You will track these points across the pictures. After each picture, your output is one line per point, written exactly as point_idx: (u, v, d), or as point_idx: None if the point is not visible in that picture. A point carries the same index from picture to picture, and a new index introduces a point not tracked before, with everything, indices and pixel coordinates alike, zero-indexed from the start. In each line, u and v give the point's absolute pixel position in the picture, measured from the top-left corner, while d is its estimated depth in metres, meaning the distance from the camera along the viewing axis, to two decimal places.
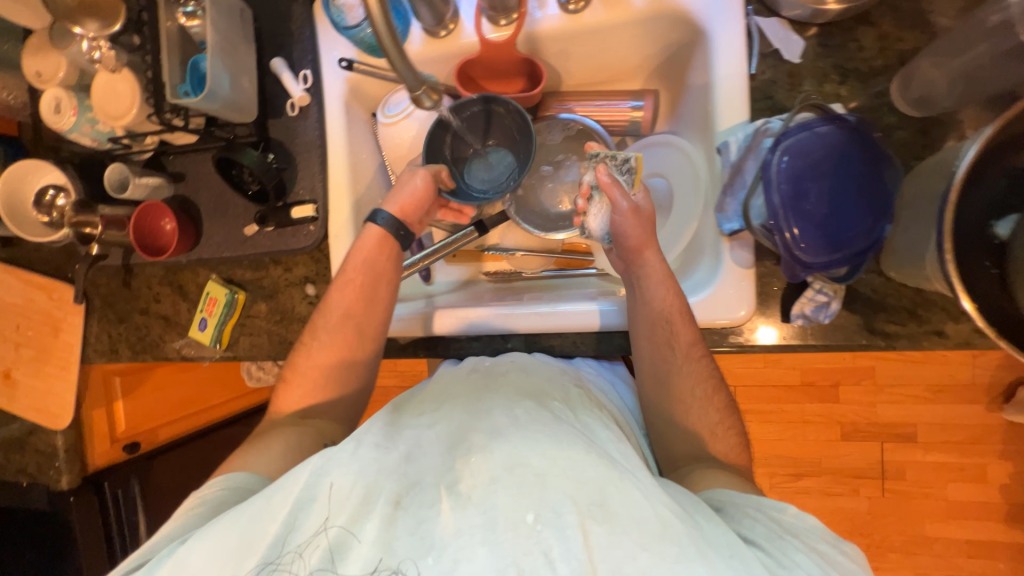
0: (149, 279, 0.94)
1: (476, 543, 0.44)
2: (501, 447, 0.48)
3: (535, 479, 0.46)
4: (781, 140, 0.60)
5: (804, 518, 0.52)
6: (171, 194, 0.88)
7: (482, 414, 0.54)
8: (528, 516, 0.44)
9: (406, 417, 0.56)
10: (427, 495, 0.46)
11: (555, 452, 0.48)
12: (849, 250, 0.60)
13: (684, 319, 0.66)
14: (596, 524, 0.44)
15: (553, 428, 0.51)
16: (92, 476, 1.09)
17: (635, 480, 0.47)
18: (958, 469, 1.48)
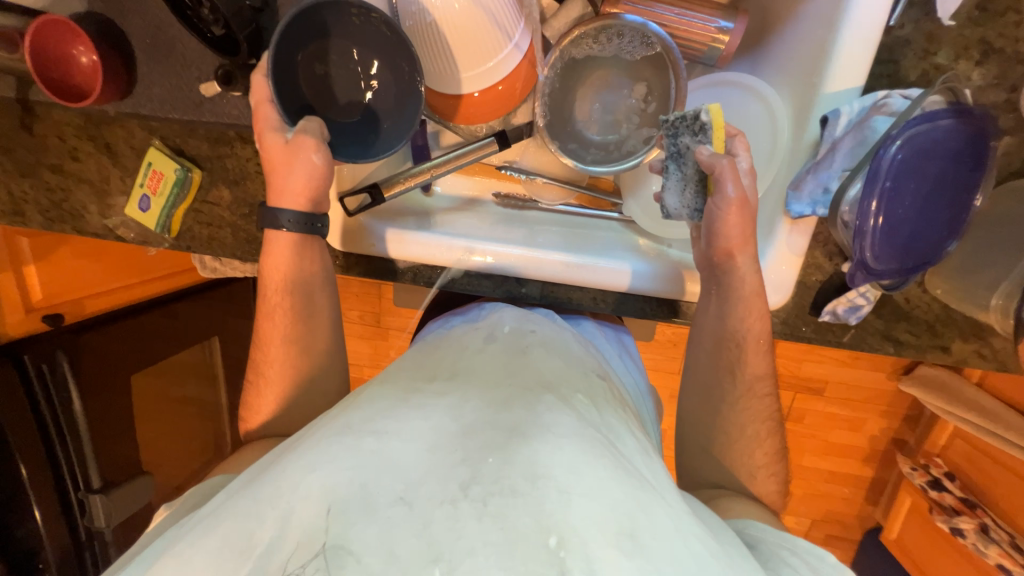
0: (61, 127, 0.71)
1: (489, 568, 0.35)
2: (520, 450, 0.40)
3: (560, 497, 0.38)
4: (905, 127, 0.51)
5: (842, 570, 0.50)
6: (83, 8, 0.64)
7: (503, 407, 0.46)
8: (549, 539, 0.36)
9: (417, 398, 0.47)
10: (433, 495, 0.38)
11: (583, 465, 0.40)
12: (911, 262, 0.56)
13: (757, 348, 0.63)
14: (627, 558, 0.36)
15: (582, 433, 0.44)
16: (8, 350, 0.95)
17: (664, 502, 0.42)
18: (845, 420, 1.74)
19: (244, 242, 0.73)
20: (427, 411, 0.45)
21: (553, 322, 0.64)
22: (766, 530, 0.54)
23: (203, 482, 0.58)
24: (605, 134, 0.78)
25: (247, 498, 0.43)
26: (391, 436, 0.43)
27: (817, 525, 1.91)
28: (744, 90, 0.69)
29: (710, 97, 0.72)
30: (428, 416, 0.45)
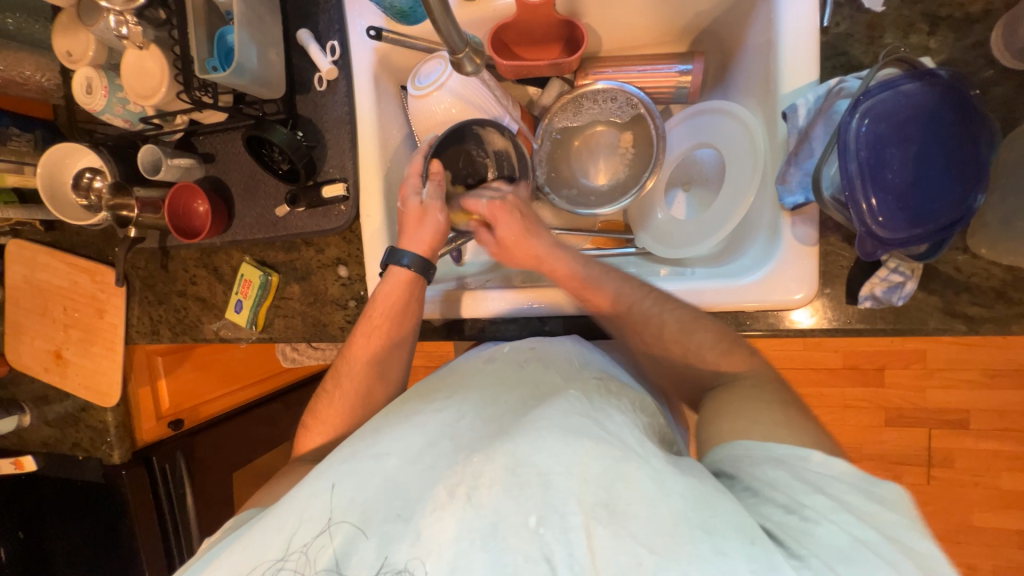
0: (185, 260, 0.95)
1: (476, 549, 0.43)
2: (504, 449, 0.48)
3: (539, 480, 0.46)
4: (861, 100, 0.54)
5: (832, 464, 0.45)
6: (202, 175, 0.88)
7: (494, 419, 0.54)
8: (530, 519, 0.44)
9: (418, 413, 0.56)
10: (427, 505, 0.47)
11: (559, 449, 0.47)
12: (931, 225, 0.53)
13: (701, 337, 0.61)
14: (601, 524, 0.43)
15: (561, 423, 0.49)
16: (139, 452, 1.14)
17: (645, 468, 0.45)
18: (1011, 458, 1.39)
19: (312, 325, 0.88)
20: (425, 426, 0.53)
21: (572, 338, 0.68)
22: (746, 446, 0.48)
23: (237, 515, 0.62)
24: (603, 180, 0.89)
25: (263, 523, 0.49)
26: (389, 454, 0.50)
27: None
28: (718, 114, 0.75)
29: (690, 124, 0.81)
30: (425, 431, 0.53)
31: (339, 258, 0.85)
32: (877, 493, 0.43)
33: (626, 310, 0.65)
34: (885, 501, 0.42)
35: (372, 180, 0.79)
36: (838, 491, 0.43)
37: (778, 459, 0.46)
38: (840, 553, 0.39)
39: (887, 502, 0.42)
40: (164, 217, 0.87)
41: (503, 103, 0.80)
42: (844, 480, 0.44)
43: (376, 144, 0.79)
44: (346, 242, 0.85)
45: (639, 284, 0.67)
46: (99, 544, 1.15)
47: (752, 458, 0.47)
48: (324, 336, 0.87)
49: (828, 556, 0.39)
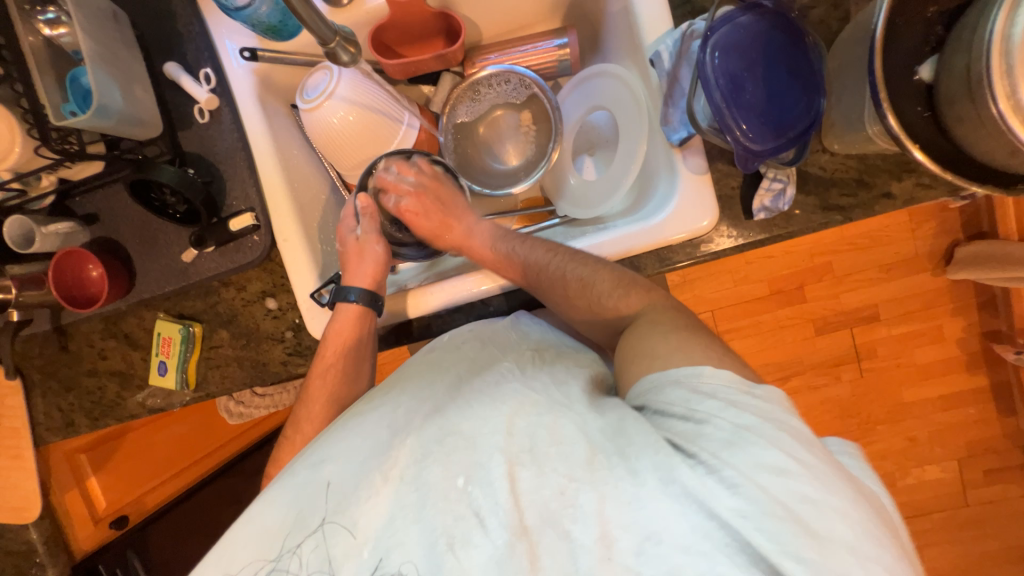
0: (89, 336, 0.86)
1: (409, 523, 0.46)
2: (434, 422, 0.51)
3: (465, 443, 0.48)
4: (710, 37, 0.61)
5: (721, 374, 0.50)
6: (87, 238, 0.80)
7: (430, 401, 0.55)
8: (459, 480, 0.47)
9: (352, 417, 0.56)
10: (361, 493, 0.48)
11: (485, 414, 0.50)
12: (792, 133, 0.61)
13: (601, 285, 0.65)
14: (524, 468, 0.46)
15: (496, 394, 0.52)
16: (81, 564, 1.02)
17: (568, 414, 0.49)
18: (918, 335, 1.59)
19: (251, 368, 0.82)
20: (361, 427, 0.54)
21: (523, 317, 0.70)
22: (654, 376, 0.53)
23: None
24: (515, 159, 0.92)
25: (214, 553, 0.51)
26: (325, 461, 0.52)
27: (964, 466, 1.61)
28: (600, 78, 0.82)
29: (579, 93, 0.86)
30: (361, 428, 0.54)
31: (265, 291, 0.81)
32: (756, 392, 0.49)
33: (539, 273, 0.68)
34: (761, 395, 0.48)
35: (282, 202, 0.76)
36: (728, 395, 0.48)
37: (677, 380, 0.50)
38: (724, 442, 0.44)
39: (764, 398, 0.48)
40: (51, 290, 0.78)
41: (400, 103, 0.81)
42: (732, 385, 0.49)
43: (277, 165, 0.76)
44: (268, 273, 0.81)
45: (581, 261, 0.67)
46: None
47: (659, 386, 0.52)
48: (267, 376, 0.82)
49: (713, 446, 0.44)
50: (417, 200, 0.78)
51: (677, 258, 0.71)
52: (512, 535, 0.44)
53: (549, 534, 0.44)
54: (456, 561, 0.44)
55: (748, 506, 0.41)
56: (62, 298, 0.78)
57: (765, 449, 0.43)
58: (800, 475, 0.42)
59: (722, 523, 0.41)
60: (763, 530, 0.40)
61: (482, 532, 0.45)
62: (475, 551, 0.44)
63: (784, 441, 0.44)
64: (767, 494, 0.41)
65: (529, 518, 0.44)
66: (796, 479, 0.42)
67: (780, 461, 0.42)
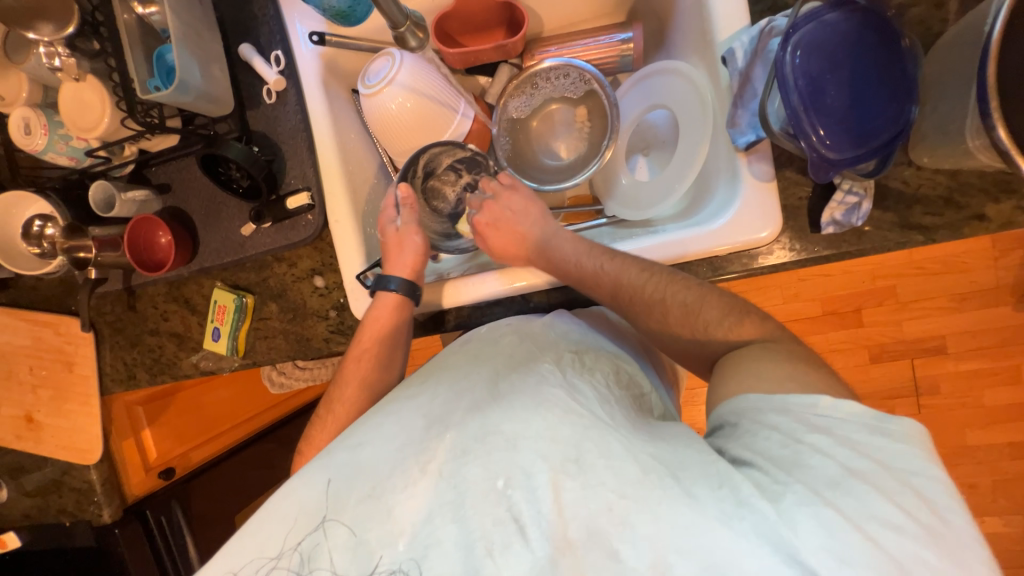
0: (154, 297, 0.92)
1: (447, 520, 0.46)
2: (475, 419, 0.50)
3: (506, 445, 0.48)
4: (791, 35, 0.57)
5: (842, 407, 0.46)
6: (160, 207, 0.86)
7: (468, 395, 0.54)
8: (498, 482, 0.46)
9: (392, 403, 0.57)
10: (400, 481, 0.48)
11: (528, 416, 0.49)
12: (874, 143, 0.56)
13: (709, 313, 0.62)
14: (570, 478, 0.45)
15: (536, 395, 0.51)
16: (131, 507, 1.10)
17: (614, 430, 0.47)
18: (991, 374, 1.45)
19: (295, 342, 0.85)
20: (401, 413, 0.54)
21: (561, 315, 0.68)
22: (758, 397, 0.49)
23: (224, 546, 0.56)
24: (566, 155, 0.90)
25: (254, 521, 0.52)
26: (363, 444, 0.52)
27: None
28: (664, 75, 0.78)
29: (640, 89, 0.83)
30: (401, 416, 0.54)
31: (313, 269, 0.84)
32: (888, 430, 0.44)
33: (629, 298, 0.65)
34: (896, 435, 0.44)
35: (337, 185, 0.79)
36: (845, 430, 0.45)
37: (785, 408, 0.47)
38: (829, 480, 0.42)
39: (898, 436, 0.44)
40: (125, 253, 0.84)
41: (457, 92, 0.81)
42: (856, 420, 0.45)
43: (335, 149, 0.79)
44: (318, 252, 0.84)
45: (638, 268, 0.65)
46: None
47: (759, 409, 0.48)
48: (309, 351, 0.85)
49: (817, 482, 0.41)
50: (489, 211, 0.78)
51: (732, 269, 0.68)
52: (554, 548, 0.44)
53: (594, 552, 0.43)
54: (495, 565, 0.44)
55: (849, 554, 0.38)
56: (135, 261, 0.83)
57: (877, 500, 0.40)
58: (914, 532, 0.39)
59: (804, 568, 0.38)
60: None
61: (523, 540, 0.44)
62: (515, 558, 0.44)
63: (876, 488, 0.41)
64: (880, 547, 0.38)
65: (573, 531, 0.44)
66: (908, 537, 0.39)
67: (893, 515, 0.40)
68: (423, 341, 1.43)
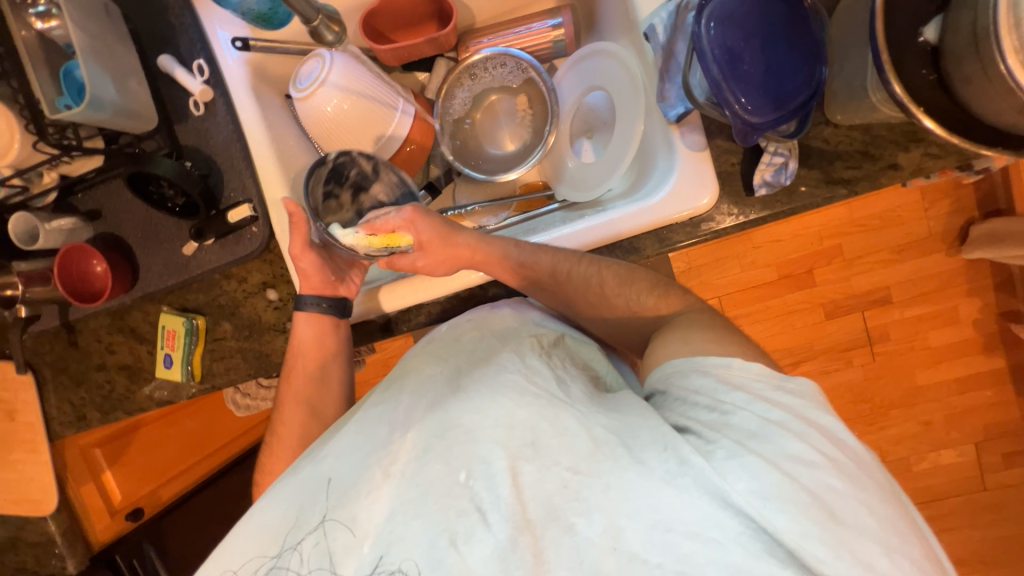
0: (97, 331, 0.87)
1: (410, 518, 0.46)
2: (434, 415, 0.50)
3: (466, 437, 0.47)
4: (704, 7, 0.59)
5: (751, 367, 0.49)
6: (91, 234, 0.81)
7: (431, 394, 0.54)
8: (460, 475, 0.46)
9: (357, 412, 0.57)
10: (364, 487, 0.48)
11: (485, 406, 0.48)
12: (792, 104, 0.59)
13: (638, 288, 0.67)
14: (526, 462, 0.45)
15: (493, 384, 0.50)
16: (98, 556, 1.04)
17: (569, 407, 0.48)
18: (933, 317, 1.55)
19: (254, 359, 0.83)
20: (363, 422, 0.54)
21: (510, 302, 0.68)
22: (679, 362, 0.52)
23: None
24: (514, 144, 0.91)
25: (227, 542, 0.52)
26: (327, 455, 0.52)
27: (981, 450, 1.57)
28: (597, 57, 0.80)
29: (577, 73, 0.85)
30: (363, 426, 0.53)
31: (265, 282, 0.82)
32: (789, 387, 0.48)
33: (567, 278, 0.68)
34: (795, 390, 0.48)
35: (279, 193, 0.77)
36: (758, 389, 0.48)
37: (702, 368, 0.50)
38: (750, 432, 0.44)
39: (798, 391, 0.48)
40: (57, 286, 0.80)
41: (393, 88, 0.80)
42: (762, 378, 0.48)
43: (273, 157, 0.77)
44: (268, 264, 0.81)
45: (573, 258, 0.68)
46: None
47: (682, 372, 0.51)
48: (271, 367, 0.83)
49: (739, 436, 0.44)
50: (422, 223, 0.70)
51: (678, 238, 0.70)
52: (513, 528, 0.44)
53: (552, 528, 0.43)
54: (460, 555, 0.44)
55: (769, 491, 0.40)
56: (69, 294, 0.79)
57: (790, 441, 0.43)
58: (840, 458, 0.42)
59: (734, 509, 0.41)
60: (784, 513, 0.40)
61: (485, 525, 0.44)
62: (478, 545, 0.44)
63: (807, 434, 0.44)
64: (798, 484, 0.41)
65: (532, 510, 0.44)
66: (819, 470, 0.42)
67: (805, 452, 0.43)
68: (395, 345, 1.42)
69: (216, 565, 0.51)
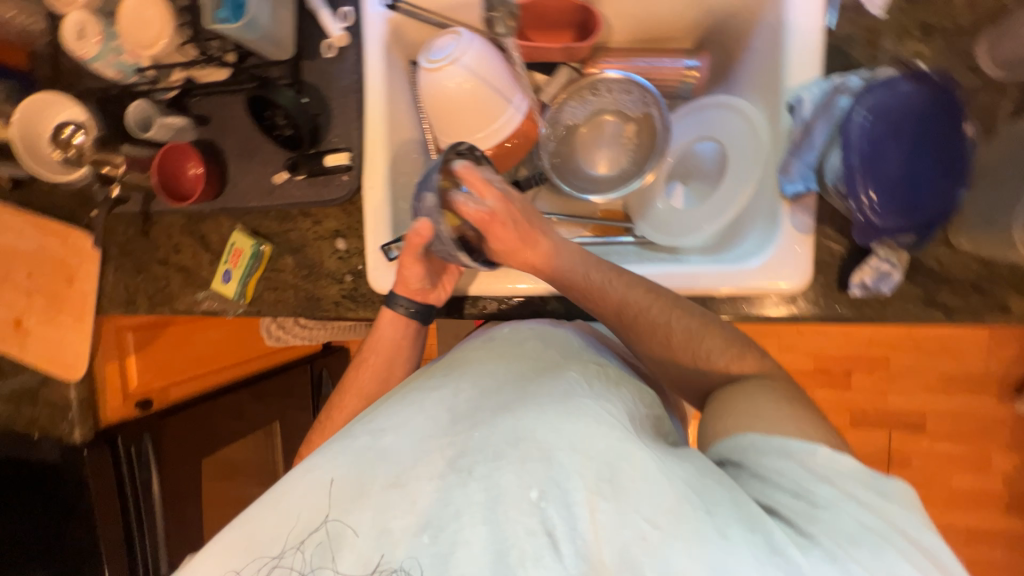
0: (169, 228, 0.90)
1: (477, 523, 0.44)
2: (506, 421, 0.48)
3: (541, 454, 0.46)
4: (863, 98, 0.58)
5: (838, 458, 0.47)
6: (194, 137, 0.84)
7: (492, 394, 0.53)
8: (533, 492, 0.44)
9: (413, 392, 0.56)
10: (425, 473, 0.47)
11: (561, 426, 0.47)
12: (919, 217, 0.57)
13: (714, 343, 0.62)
14: (604, 499, 0.43)
15: (568, 405, 0.50)
16: (102, 432, 1.08)
17: (649, 451, 0.46)
18: (963, 459, 1.48)
19: (304, 299, 0.84)
20: (423, 403, 0.53)
21: (578, 328, 0.68)
22: (755, 437, 0.51)
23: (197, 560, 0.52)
24: (608, 168, 0.90)
25: (247, 516, 0.50)
26: (385, 430, 0.51)
27: None
28: (720, 108, 0.79)
29: (694, 117, 0.84)
30: (423, 408, 0.53)
31: (338, 230, 0.83)
32: (882, 488, 0.46)
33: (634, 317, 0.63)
34: (891, 493, 0.46)
35: (378, 151, 0.78)
36: (845, 483, 0.46)
37: (785, 451, 0.49)
38: (848, 535, 0.43)
39: (892, 495, 0.45)
40: (151, 178, 0.84)
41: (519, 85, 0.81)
42: (850, 473, 0.47)
43: (384, 114, 0.78)
44: (347, 214, 0.82)
45: (643, 286, 0.64)
46: (49, 531, 1.07)
47: (761, 450, 0.50)
48: (317, 311, 0.84)
49: (838, 537, 0.42)
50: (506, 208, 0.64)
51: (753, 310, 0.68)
52: (588, 568, 0.42)
53: None
54: None
55: None
56: (158, 186, 0.82)
57: (898, 560, 0.41)
58: None
59: None
60: None
61: (556, 556, 0.42)
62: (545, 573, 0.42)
63: (922, 561, 0.42)
64: None
65: (606, 554, 0.42)
66: None
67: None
68: None
69: (207, 569, 0.48)
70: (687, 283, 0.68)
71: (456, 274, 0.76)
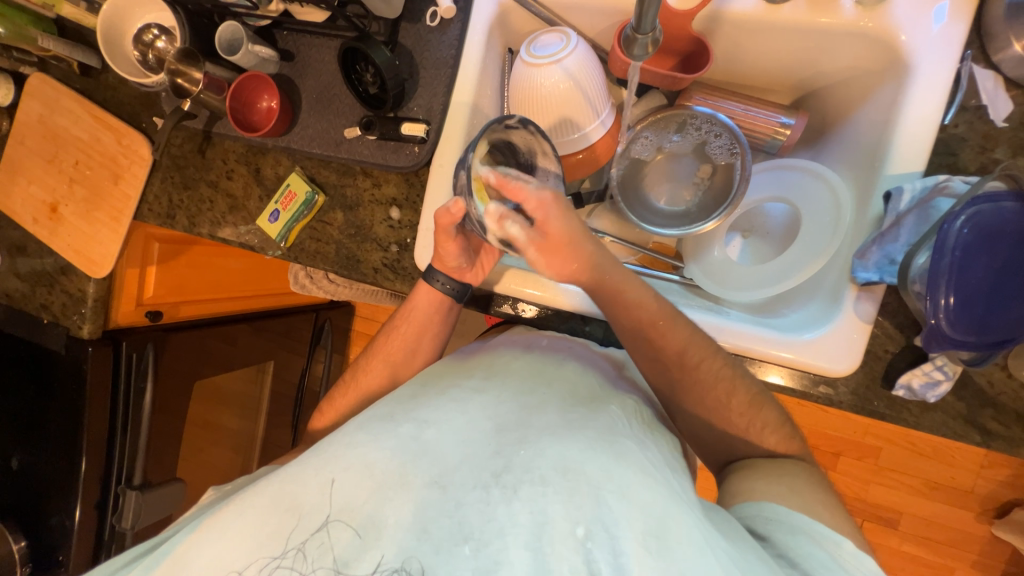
0: (227, 152, 0.89)
1: (521, 546, 0.44)
2: (554, 447, 0.48)
3: (589, 491, 0.45)
4: (969, 205, 0.56)
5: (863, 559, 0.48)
6: (275, 71, 0.84)
7: (533, 410, 0.54)
8: (578, 529, 0.44)
9: (457, 389, 0.57)
10: (470, 480, 0.47)
11: (611, 467, 0.47)
12: (988, 336, 0.56)
13: (749, 408, 0.61)
14: (651, 554, 0.42)
15: (613, 445, 0.50)
16: (109, 333, 1.05)
17: (690, 513, 0.46)
18: (927, 565, 1.48)
19: (344, 258, 0.83)
20: (466, 406, 0.54)
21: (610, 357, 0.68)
22: (783, 511, 0.51)
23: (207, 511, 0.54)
24: (668, 201, 0.90)
25: (260, 490, 0.51)
26: (429, 424, 0.52)
27: None
28: (803, 173, 0.77)
29: (773, 175, 0.81)
30: (466, 410, 0.54)
31: (394, 199, 0.81)
32: None
33: (677, 364, 0.62)
34: None
35: (456, 130, 0.76)
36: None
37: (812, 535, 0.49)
38: None
39: None
40: (223, 101, 0.82)
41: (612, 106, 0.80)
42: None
43: (471, 95, 0.76)
44: (407, 185, 0.81)
45: (695, 335, 0.62)
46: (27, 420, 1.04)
47: (790, 528, 0.50)
48: (354, 273, 0.82)
49: None
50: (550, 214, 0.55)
51: (782, 381, 0.67)
52: None
53: None
54: None
55: None
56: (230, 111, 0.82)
57: None
58: None
59: None
60: None
61: None
62: None
63: None
64: None
65: None
66: None
67: None
68: None
69: (212, 547, 0.48)
70: (734, 340, 0.66)
71: (495, 254, 0.72)
